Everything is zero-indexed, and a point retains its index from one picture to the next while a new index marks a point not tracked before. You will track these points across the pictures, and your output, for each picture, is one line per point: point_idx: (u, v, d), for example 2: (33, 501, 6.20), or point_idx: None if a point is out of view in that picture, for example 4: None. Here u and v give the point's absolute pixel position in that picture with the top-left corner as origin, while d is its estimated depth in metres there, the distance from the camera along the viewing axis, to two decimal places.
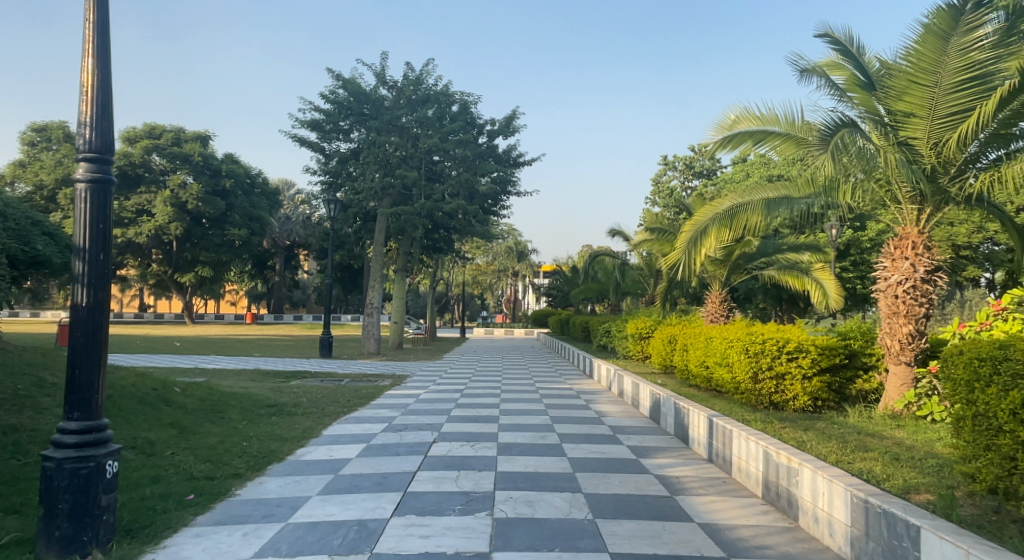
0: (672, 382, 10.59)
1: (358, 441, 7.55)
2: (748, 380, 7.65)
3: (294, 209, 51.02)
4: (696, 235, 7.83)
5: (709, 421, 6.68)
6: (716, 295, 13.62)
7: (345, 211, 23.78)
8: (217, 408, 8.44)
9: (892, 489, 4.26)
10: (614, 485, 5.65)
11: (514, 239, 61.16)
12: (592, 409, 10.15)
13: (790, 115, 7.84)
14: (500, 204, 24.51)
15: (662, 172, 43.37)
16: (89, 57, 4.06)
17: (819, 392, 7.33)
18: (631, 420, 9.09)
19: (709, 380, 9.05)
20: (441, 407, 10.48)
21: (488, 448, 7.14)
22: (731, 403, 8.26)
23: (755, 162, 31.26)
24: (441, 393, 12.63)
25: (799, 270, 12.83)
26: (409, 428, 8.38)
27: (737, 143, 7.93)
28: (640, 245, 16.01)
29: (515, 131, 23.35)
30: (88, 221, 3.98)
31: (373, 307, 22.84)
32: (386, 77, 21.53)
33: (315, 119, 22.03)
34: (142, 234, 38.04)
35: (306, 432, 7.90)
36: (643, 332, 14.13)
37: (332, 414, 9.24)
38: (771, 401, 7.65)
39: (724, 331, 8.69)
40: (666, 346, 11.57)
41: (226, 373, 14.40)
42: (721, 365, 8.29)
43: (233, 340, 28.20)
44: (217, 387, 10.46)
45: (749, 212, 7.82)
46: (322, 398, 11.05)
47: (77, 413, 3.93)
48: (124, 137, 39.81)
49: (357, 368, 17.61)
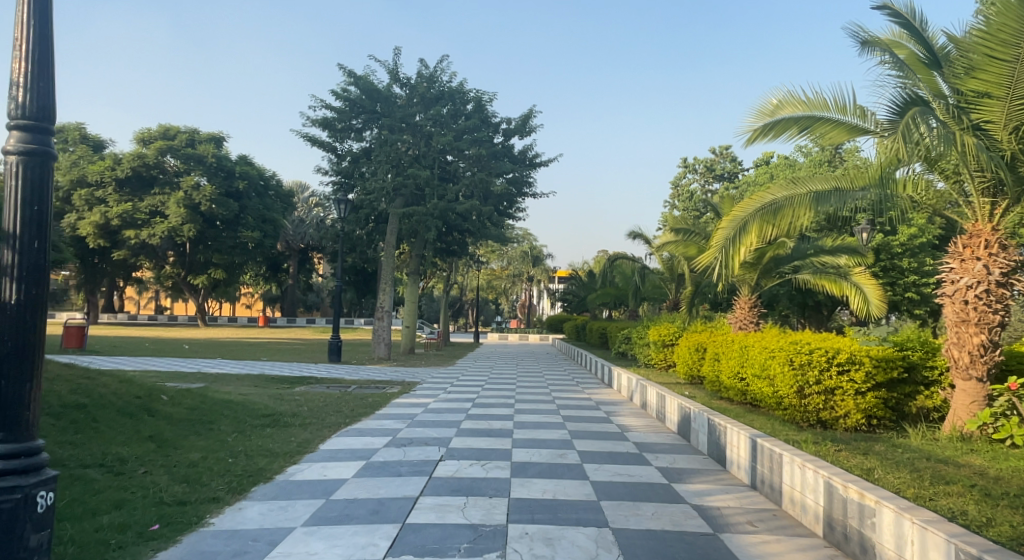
0: (701, 394, 9.74)
1: (358, 457, 6.83)
2: (793, 395, 6.82)
3: (308, 212, 50.76)
4: (735, 233, 7.04)
5: (751, 442, 5.87)
6: (745, 301, 12.72)
7: (356, 212, 23.19)
8: (208, 420, 7.74)
9: (1002, 539, 3.46)
10: (646, 518, 4.84)
11: (528, 243, 60.54)
12: (614, 423, 9.34)
13: (841, 99, 7.00)
14: (515, 206, 23.85)
15: (681, 175, 42.46)
16: (24, 4, 3.36)
17: (874, 409, 6.49)
18: (657, 436, 8.28)
19: (745, 393, 8.23)
20: (451, 418, 9.73)
21: (501, 468, 6.37)
22: (771, 420, 7.40)
23: (779, 164, 30.32)
24: (451, 402, 11.88)
25: (836, 274, 11.88)
26: (415, 442, 7.65)
27: (780, 130, 7.13)
28: (662, 247, 15.08)
29: (532, 130, 22.68)
30: (20, 203, 3.28)
31: (384, 311, 22.27)
32: (400, 73, 21.01)
33: (326, 118, 21.53)
34: (155, 235, 37.69)
35: (300, 447, 7.19)
36: (666, 339, 13.26)
37: (332, 426, 8.49)
38: (818, 419, 6.80)
39: (762, 340, 7.85)
40: (695, 356, 10.72)
41: (229, 379, 13.78)
42: (760, 378, 7.45)
43: (243, 343, 27.71)
44: (212, 395, 9.82)
45: (796, 206, 6.97)
46: (324, 407, 10.33)
47: (2, 433, 3.20)
48: (139, 138, 39.81)
49: (365, 373, 16.90)
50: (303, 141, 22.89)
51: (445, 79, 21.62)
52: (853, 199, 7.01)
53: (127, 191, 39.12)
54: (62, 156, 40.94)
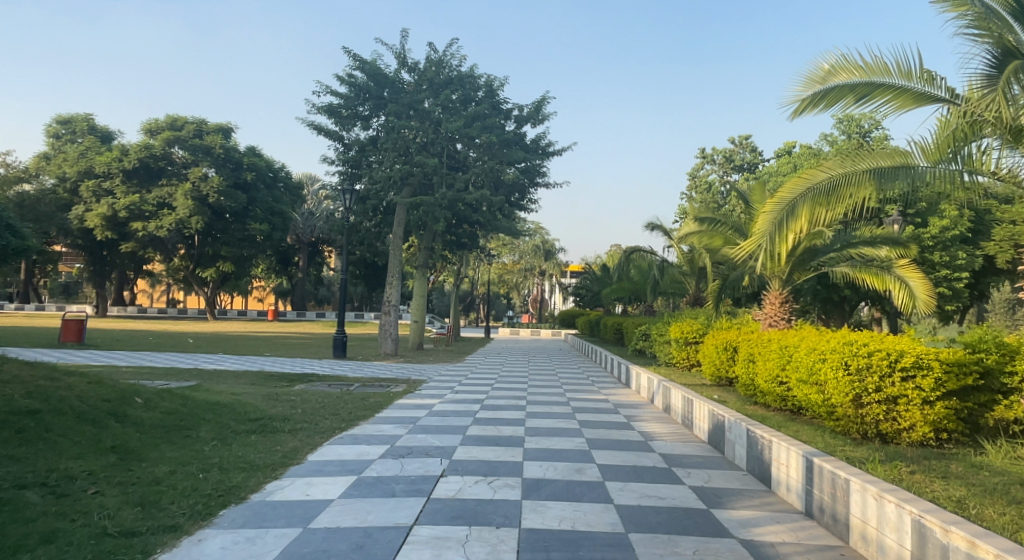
0: (733, 398, 8.83)
1: (348, 472, 6.02)
2: (848, 404, 5.93)
3: (317, 204, 50.09)
4: (782, 217, 6.18)
5: (805, 462, 4.99)
6: (774, 296, 11.82)
7: (363, 203, 22.42)
8: (186, 426, 6.97)
9: None
10: (687, 557, 3.98)
11: (541, 237, 59.96)
12: (636, 430, 8.46)
13: (905, 63, 6.04)
14: (527, 197, 23.00)
15: (698, 166, 41.38)
16: None
17: (945, 421, 5.54)
18: (686, 446, 7.40)
19: (785, 399, 7.35)
20: (457, 422, 8.90)
21: (510, 487, 5.50)
22: (820, 432, 6.49)
23: (801, 153, 29.27)
24: (458, 402, 11.04)
25: (878, 267, 10.92)
26: (414, 452, 6.82)
27: (833, 100, 6.23)
28: (685, 237, 14.02)
29: (545, 118, 21.76)
30: None
31: (391, 306, 21.48)
32: (407, 57, 20.14)
33: (331, 104, 20.70)
34: (163, 228, 37.17)
35: (285, 458, 6.39)
36: (689, 337, 12.33)
37: (324, 432, 7.66)
38: (877, 432, 5.90)
39: (808, 339, 6.95)
40: (723, 355, 9.83)
41: (225, 376, 13.08)
42: (806, 383, 6.55)
43: (248, 337, 27.08)
44: (198, 395, 9.08)
45: (855, 185, 6.00)
46: (319, 408, 9.53)
47: None
48: (146, 129, 39.28)
49: (371, 370, 16.14)
50: (308, 129, 22.12)
51: (455, 64, 20.70)
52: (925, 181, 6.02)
53: (135, 182, 38.65)
54: (70, 146, 40.55)
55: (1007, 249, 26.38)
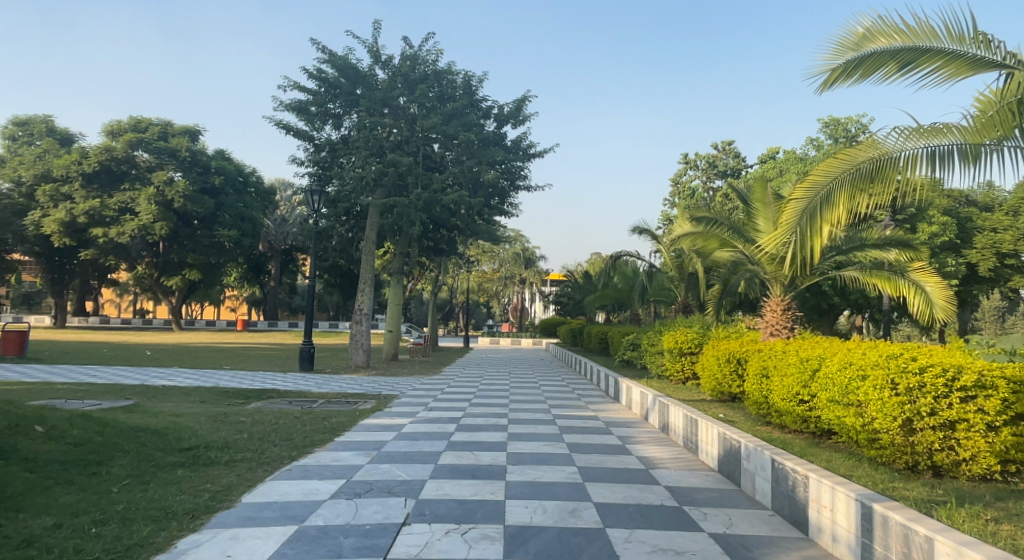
0: (742, 418, 7.83)
1: (290, 518, 4.85)
2: (896, 431, 4.92)
3: (290, 210, 48.61)
4: (816, 205, 5.31)
5: (859, 508, 3.97)
6: (776, 302, 10.92)
7: (334, 206, 21.23)
8: (96, 459, 5.76)
9: None
10: None
11: (521, 245, 59.06)
12: (634, 456, 7.38)
13: (956, 26, 5.12)
14: (507, 201, 21.96)
15: (681, 171, 40.78)
16: None
17: (1014, 452, 4.54)
18: (694, 477, 6.35)
19: (809, 421, 6.35)
20: (430, 447, 7.75)
21: (490, 540, 4.40)
22: (856, 462, 5.47)
23: (786, 159, 28.73)
24: (432, 422, 9.87)
25: (891, 271, 10.04)
26: (374, 490, 5.65)
27: (871, 68, 5.30)
28: (677, 239, 13.03)
29: (526, 118, 20.77)
30: None
31: (363, 315, 20.14)
32: (381, 51, 19.04)
33: (299, 101, 19.46)
34: (124, 234, 35.38)
35: (213, 500, 5.19)
36: (684, 347, 11.36)
37: (269, 465, 6.45)
38: (931, 464, 4.90)
39: (837, 352, 5.97)
40: (726, 369, 8.84)
41: (173, 394, 11.77)
42: (838, 404, 5.55)
43: (211, 349, 25.55)
44: (127, 419, 7.82)
45: (906, 164, 5.05)
46: (271, 432, 8.30)
47: None
48: (107, 131, 37.52)
49: (339, 385, 14.85)
50: (274, 128, 20.85)
51: (432, 60, 19.68)
52: (989, 165, 5.06)
53: (96, 187, 36.88)
54: (27, 149, 38.66)
55: (990, 257, 26.03)
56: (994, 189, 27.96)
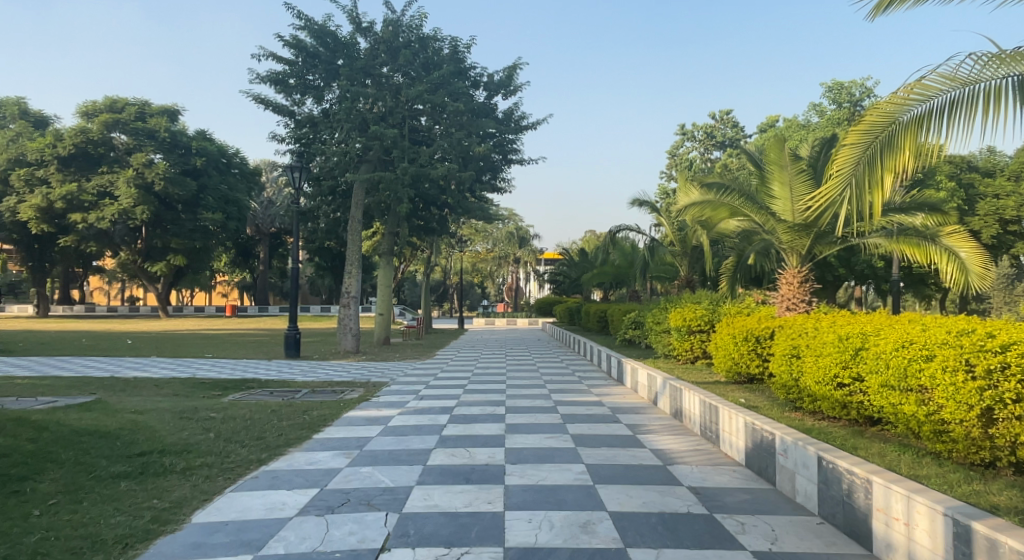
0: (766, 404, 7.00)
1: (244, 546, 3.98)
2: (973, 422, 4.06)
3: (277, 192, 47.43)
4: (873, 153, 4.62)
5: (956, 527, 3.12)
6: (792, 274, 10.11)
7: (318, 184, 20.19)
8: (19, 475, 4.87)
9: None
10: None
11: (514, 223, 58.20)
12: (649, 449, 6.56)
13: None
14: (499, 175, 21.02)
15: (678, 143, 39.79)
16: None
17: None
18: (720, 475, 5.52)
19: (852, 410, 5.53)
20: (420, 444, 6.88)
21: None
22: (916, 458, 4.64)
23: (786, 127, 27.77)
24: (422, 413, 9.02)
25: (920, 238, 9.27)
26: (350, 503, 4.79)
27: None
28: (683, 209, 12.01)
29: (517, 87, 19.73)
30: None
31: (351, 298, 19.13)
32: (361, 17, 17.86)
33: (276, 73, 18.30)
34: (104, 219, 34.17)
35: (155, 523, 4.31)
36: (694, 325, 10.52)
37: (231, 472, 5.59)
38: (1013, 461, 4.06)
39: (889, 329, 5.14)
40: (744, 348, 8.03)
41: (143, 387, 10.85)
42: (895, 390, 4.74)
43: (195, 336, 24.61)
44: (75, 420, 6.91)
45: (984, 100, 4.31)
46: (241, 430, 7.42)
47: None
48: (82, 111, 36.13)
49: (325, 372, 13.98)
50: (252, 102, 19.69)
51: (416, 25, 18.52)
52: None
53: (73, 170, 35.56)
54: None
55: (992, 225, 25.28)
56: (995, 153, 27.19)
